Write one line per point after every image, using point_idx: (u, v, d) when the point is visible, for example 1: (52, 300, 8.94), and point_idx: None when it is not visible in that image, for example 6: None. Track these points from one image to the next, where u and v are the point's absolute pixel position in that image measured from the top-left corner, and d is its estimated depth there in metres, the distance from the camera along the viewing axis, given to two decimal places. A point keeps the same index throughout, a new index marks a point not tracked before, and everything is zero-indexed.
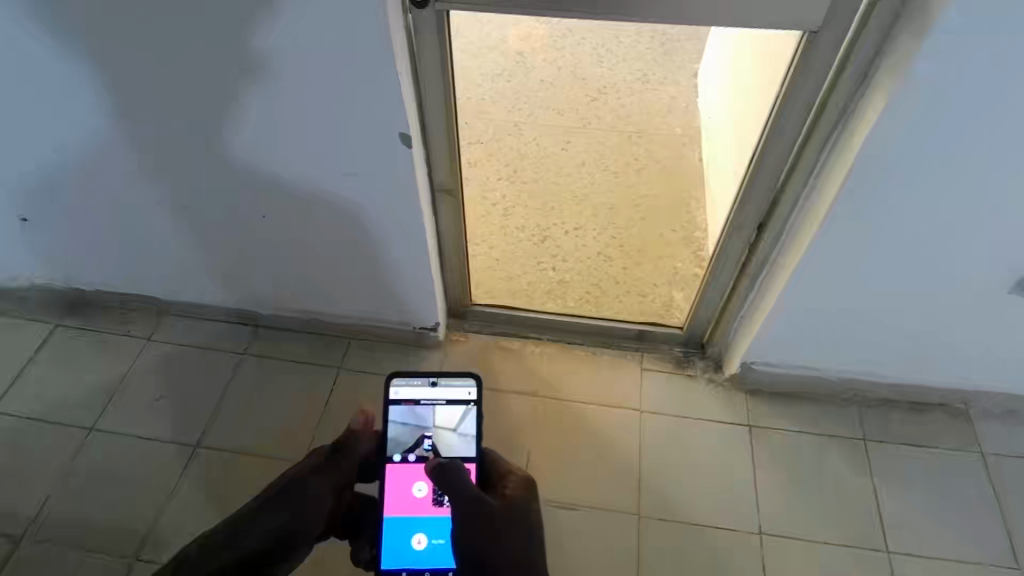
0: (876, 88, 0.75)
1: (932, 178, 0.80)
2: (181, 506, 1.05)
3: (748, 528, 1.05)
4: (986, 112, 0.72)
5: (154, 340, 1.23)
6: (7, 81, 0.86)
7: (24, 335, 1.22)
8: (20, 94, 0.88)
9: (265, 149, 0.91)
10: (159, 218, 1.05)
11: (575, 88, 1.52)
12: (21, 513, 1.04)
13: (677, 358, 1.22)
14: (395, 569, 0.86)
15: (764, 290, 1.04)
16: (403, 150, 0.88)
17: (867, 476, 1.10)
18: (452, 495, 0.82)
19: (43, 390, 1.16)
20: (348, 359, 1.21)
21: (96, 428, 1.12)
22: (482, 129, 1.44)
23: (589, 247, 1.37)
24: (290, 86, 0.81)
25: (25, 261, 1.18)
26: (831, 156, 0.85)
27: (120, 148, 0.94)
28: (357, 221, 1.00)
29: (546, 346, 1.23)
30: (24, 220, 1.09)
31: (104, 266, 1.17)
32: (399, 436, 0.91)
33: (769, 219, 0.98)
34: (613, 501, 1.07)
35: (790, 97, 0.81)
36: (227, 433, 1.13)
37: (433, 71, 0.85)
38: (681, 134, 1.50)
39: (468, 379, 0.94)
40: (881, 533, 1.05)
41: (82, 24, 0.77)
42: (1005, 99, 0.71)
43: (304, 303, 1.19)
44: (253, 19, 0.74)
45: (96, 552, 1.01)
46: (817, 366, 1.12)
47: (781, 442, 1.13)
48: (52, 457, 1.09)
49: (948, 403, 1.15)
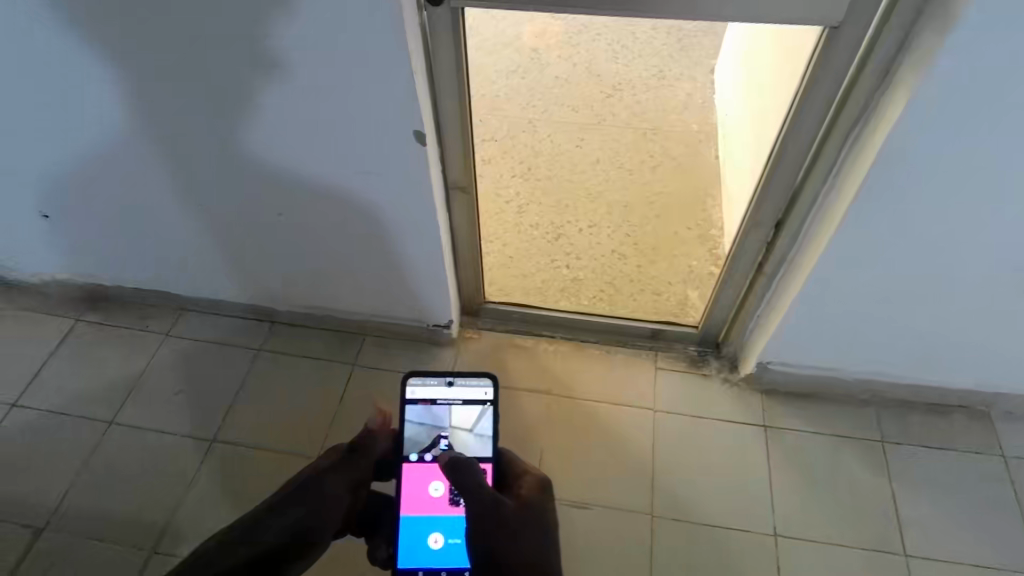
0: (898, 85, 0.74)
1: (953, 178, 0.78)
2: (199, 499, 1.07)
3: (763, 529, 1.04)
4: (983, 111, 0.71)
5: (172, 335, 1.24)
6: (28, 81, 0.87)
7: (46, 329, 1.24)
8: (40, 93, 0.89)
9: (280, 147, 0.91)
10: (177, 215, 1.06)
11: (590, 85, 1.52)
12: (41, 505, 1.06)
13: (691, 357, 1.21)
14: (412, 568, 0.86)
15: (781, 290, 1.03)
16: (417, 148, 0.88)
17: (884, 477, 1.08)
18: (466, 495, 0.82)
19: (64, 384, 1.18)
20: (362, 355, 1.22)
21: (115, 422, 1.14)
22: (497, 126, 1.45)
23: (603, 245, 1.36)
24: (305, 84, 0.82)
25: (47, 257, 1.20)
26: (851, 154, 0.84)
27: (138, 146, 0.95)
28: (371, 219, 1.00)
29: (560, 344, 1.23)
30: (46, 216, 1.10)
31: (123, 262, 1.19)
32: (415, 436, 0.92)
33: (786, 217, 0.97)
34: (626, 501, 1.07)
35: (810, 93, 0.80)
36: (244, 428, 1.14)
37: (448, 70, 0.85)
38: (697, 131, 1.48)
39: (484, 379, 0.94)
40: (898, 535, 1.04)
41: (99, 23, 0.78)
42: (1001, 100, 0.70)
43: (320, 300, 1.20)
44: (268, 18, 0.75)
45: (115, 544, 1.03)
46: (834, 367, 1.11)
47: (797, 442, 1.12)
48: (72, 450, 1.11)
49: (967, 405, 1.14)
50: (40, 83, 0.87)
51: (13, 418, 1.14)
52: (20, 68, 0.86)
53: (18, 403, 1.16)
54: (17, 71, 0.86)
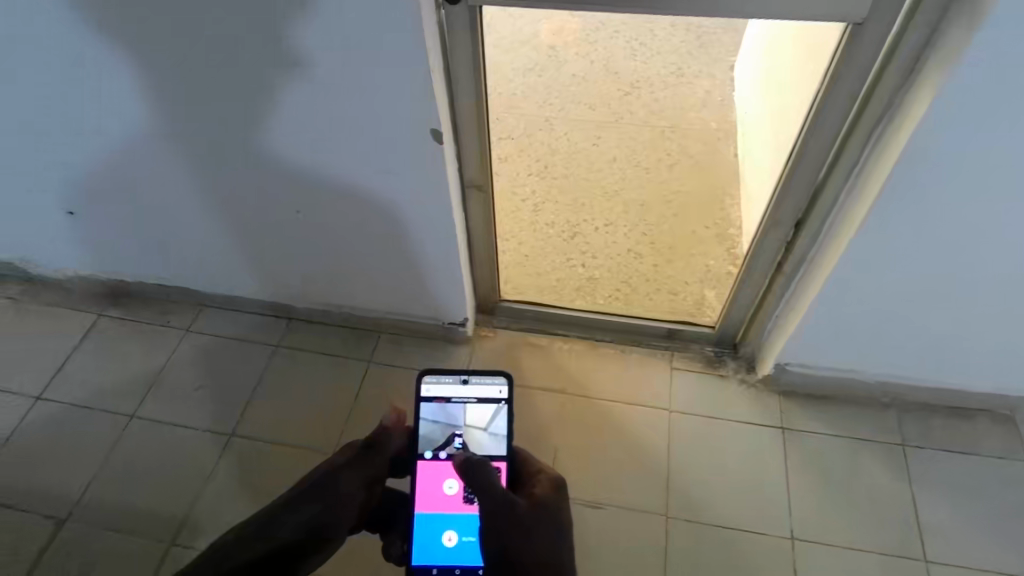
0: (924, 83, 0.73)
1: (978, 177, 0.77)
2: (217, 493, 1.08)
3: (779, 532, 1.03)
4: (1010, 109, 0.70)
5: (192, 331, 1.26)
6: (54, 81, 0.89)
7: (70, 324, 1.27)
8: (64, 93, 0.90)
9: (299, 145, 0.92)
10: (196, 212, 1.07)
11: (607, 83, 1.51)
12: (65, 496, 1.08)
13: (708, 357, 1.20)
14: (426, 565, 0.87)
15: (801, 290, 1.02)
16: (434, 146, 0.88)
17: (904, 481, 1.07)
18: (481, 492, 0.82)
19: (87, 378, 1.20)
20: (378, 352, 1.22)
21: (136, 416, 1.16)
22: (513, 124, 1.46)
23: (620, 243, 1.35)
24: (323, 83, 0.82)
25: (71, 253, 1.22)
26: (874, 153, 0.82)
27: (159, 145, 0.96)
28: (387, 217, 1.01)
29: (575, 343, 1.23)
30: (71, 213, 1.12)
31: (145, 259, 1.21)
32: (430, 434, 0.92)
33: (806, 217, 0.95)
34: (640, 501, 1.06)
35: (833, 90, 0.78)
36: (261, 424, 1.15)
37: (465, 68, 0.85)
38: (715, 129, 1.47)
39: (499, 377, 0.95)
40: (919, 540, 1.02)
41: (122, 23, 0.79)
42: None
43: (337, 297, 1.21)
44: (287, 17, 0.75)
45: (135, 535, 1.05)
46: (854, 368, 1.09)
47: (815, 444, 1.10)
48: (95, 442, 1.13)
49: (990, 408, 1.12)
50: (65, 83, 0.89)
51: (37, 410, 1.17)
52: (46, 68, 0.87)
53: (43, 397, 1.18)
54: (43, 70, 0.88)
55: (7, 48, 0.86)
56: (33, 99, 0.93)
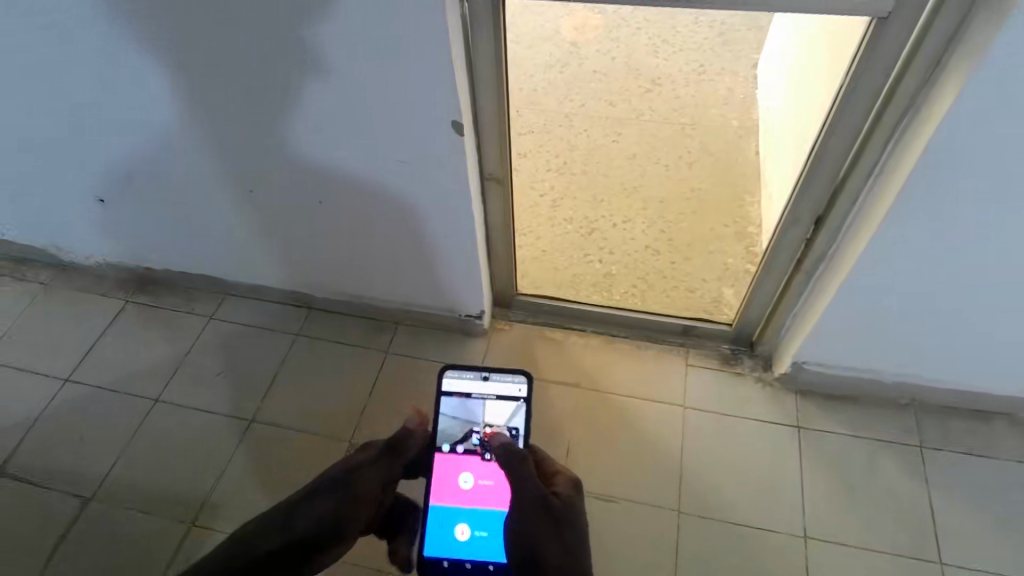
0: (947, 80, 0.72)
1: (1004, 173, 0.76)
2: (236, 477, 1.10)
3: (791, 530, 1.03)
4: None
5: (216, 318, 1.29)
6: (68, 68, 0.91)
7: (97, 309, 1.31)
8: (80, 77, 0.92)
9: (323, 140, 0.94)
10: (218, 201, 1.09)
11: (628, 80, 1.53)
12: (90, 476, 1.11)
13: (725, 355, 1.20)
14: (436, 556, 0.89)
15: (818, 290, 1.02)
16: (454, 137, 0.89)
17: (921, 483, 1.06)
18: (517, 484, 0.85)
19: (114, 363, 1.24)
20: (395, 343, 1.24)
21: (160, 400, 1.19)
22: (533, 120, 1.48)
23: (637, 240, 1.35)
24: (345, 75, 0.84)
25: (100, 242, 1.26)
26: (898, 147, 0.81)
27: (185, 134, 0.98)
28: (405, 208, 1.02)
29: (590, 338, 1.23)
30: (101, 200, 1.14)
31: (170, 247, 1.23)
32: (449, 428, 0.95)
33: (826, 214, 0.95)
34: (653, 497, 1.06)
35: (855, 86, 0.78)
36: (280, 412, 1.17)
37: (487, 60, 0.86)
38: (737, 126, 1.46)
39: (519, 376, 0.97)
40: (935, 543, 1.01)
41: (148, 14, 0.81)
42: None
43: (355, 288, 1.22)
44: (310, 8, 0.76)
45: (157, 516, 1.07)
46: (872, 368, 1.09)
47: (830, 443, 1.10)
48: (120, 426, 1.16)
49: (1011, 411, 1.10)
50: (78, 67, 0.91)
51: (65, 392, 1.20)
52: (68, 56, 0.89)
53: (71, 379, 1.22)
54: (73, 59, 0.90)
55: (37, 38, 0.88)
56: (63, 88, 0.95)
